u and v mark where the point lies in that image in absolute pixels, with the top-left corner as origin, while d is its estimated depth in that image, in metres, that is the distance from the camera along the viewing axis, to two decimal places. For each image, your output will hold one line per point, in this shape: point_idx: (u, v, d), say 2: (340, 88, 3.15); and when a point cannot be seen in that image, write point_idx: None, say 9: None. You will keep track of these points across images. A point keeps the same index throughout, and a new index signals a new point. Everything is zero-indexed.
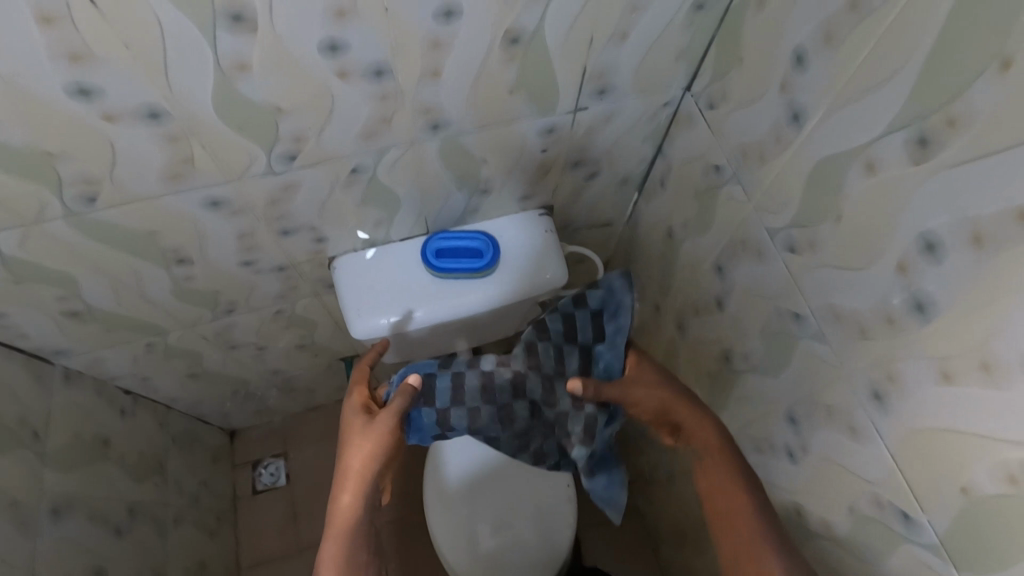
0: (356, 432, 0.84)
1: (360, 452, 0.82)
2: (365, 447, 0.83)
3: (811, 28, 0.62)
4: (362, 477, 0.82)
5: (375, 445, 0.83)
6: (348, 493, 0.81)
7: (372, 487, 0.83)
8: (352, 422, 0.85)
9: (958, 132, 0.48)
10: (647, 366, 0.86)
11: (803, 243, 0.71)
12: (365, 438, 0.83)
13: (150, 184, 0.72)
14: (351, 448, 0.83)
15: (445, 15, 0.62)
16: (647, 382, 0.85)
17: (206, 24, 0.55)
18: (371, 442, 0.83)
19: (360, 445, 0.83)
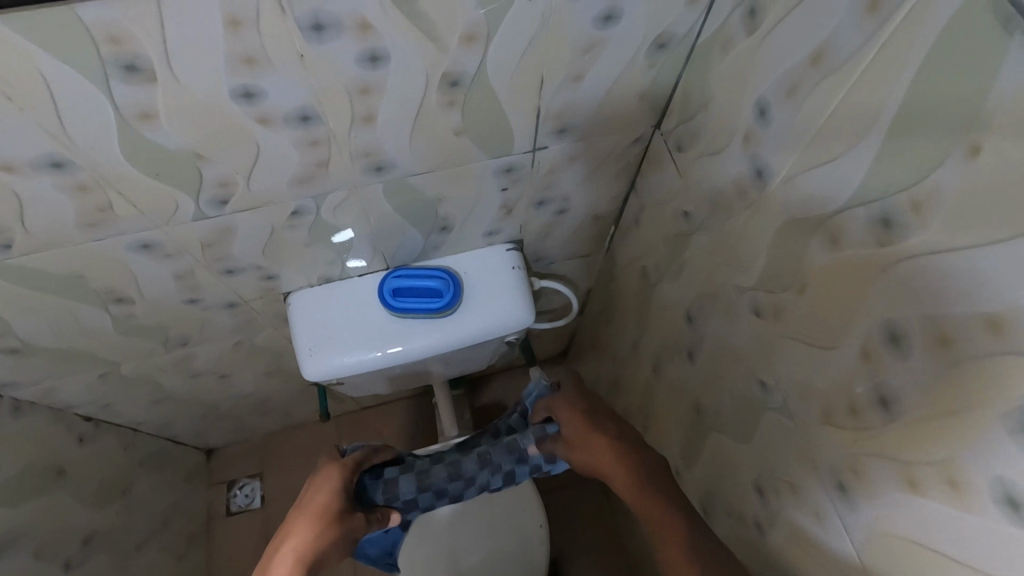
0: (343, 522, 0.81)
1: (336, 547, 0.78)
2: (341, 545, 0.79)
3: (773, 80, 0.55)
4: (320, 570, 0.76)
5: (346, 546, 0.80)
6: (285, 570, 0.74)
7: None
8: (341, 508, 0.81)
9: (923, 218, 0.42)
10: (567, 420, 0.85)
11: (768, 309, 0.65)
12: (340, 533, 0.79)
13: (66, 229, 0.67)
14: (326, 535, 0.78)
15: (370, 61, 0.57)
16: (574, 434, 0.84)
17: (97, 75, 0.50)
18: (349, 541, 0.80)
19: (341, 538, 0.79)
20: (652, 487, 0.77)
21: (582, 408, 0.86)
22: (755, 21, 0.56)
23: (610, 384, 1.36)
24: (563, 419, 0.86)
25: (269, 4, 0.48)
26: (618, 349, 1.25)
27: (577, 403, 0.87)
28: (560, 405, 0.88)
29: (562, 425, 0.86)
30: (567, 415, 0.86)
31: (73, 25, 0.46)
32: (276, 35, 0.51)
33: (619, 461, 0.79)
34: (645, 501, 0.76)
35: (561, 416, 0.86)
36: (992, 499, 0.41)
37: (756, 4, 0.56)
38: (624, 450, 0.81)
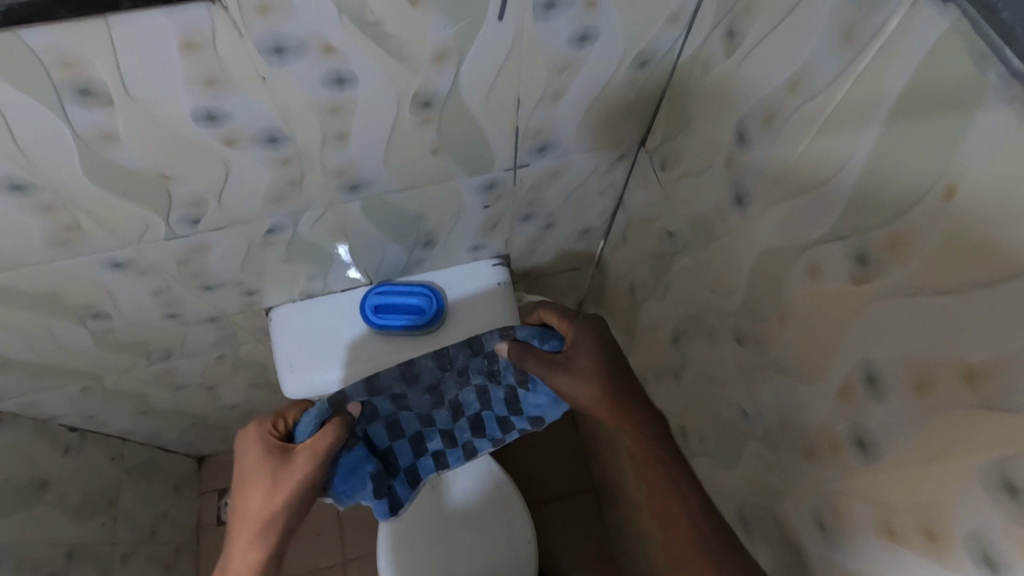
0: (265, 479, 0.69)
1: (270, 504, 0.68)
2: (273, 500, 0.68)
3: (752, 105, 0.53)
4: (270, 536, 0.68)
5: (288, 496, 0.69)
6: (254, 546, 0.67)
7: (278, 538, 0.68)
8: (254, 468, 0.70)
9: (899, 258, 0.40)
10: (590, 390, 0.72)
11: (749, 337, 0.62)
12: (281, 483, 0.69)
13: (35, 249, 0.66)
14: (283, 491, 0.69)
15: (336, 82, 0.56)
16: (598, 402, 0.72)
17: (51, 99, 0.49)
18: (284, 490, 0.69)
19: (268, 496, 0.68)
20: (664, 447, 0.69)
21: (604, 374, 0.73)
22: (734, 43, 0.54)
23: None
24: (580, 371, 0.73)
25: (225, 27, 0.47)
26: None
27: (596, 354, 0.74)
28: (580, 348, 0.75)
29: (578, 384, 0.73)
30: (584, 366, 0.74)
31: (21, 51, 0.44)
32: (234, 57, 0.50)
33: (628, 420, 0.71)
34: (659, 463, 0.68)
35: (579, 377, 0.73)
36: (970, 558, 0.39)
37: (734, 25, 0.54)
38: (641, 407, 0.71)
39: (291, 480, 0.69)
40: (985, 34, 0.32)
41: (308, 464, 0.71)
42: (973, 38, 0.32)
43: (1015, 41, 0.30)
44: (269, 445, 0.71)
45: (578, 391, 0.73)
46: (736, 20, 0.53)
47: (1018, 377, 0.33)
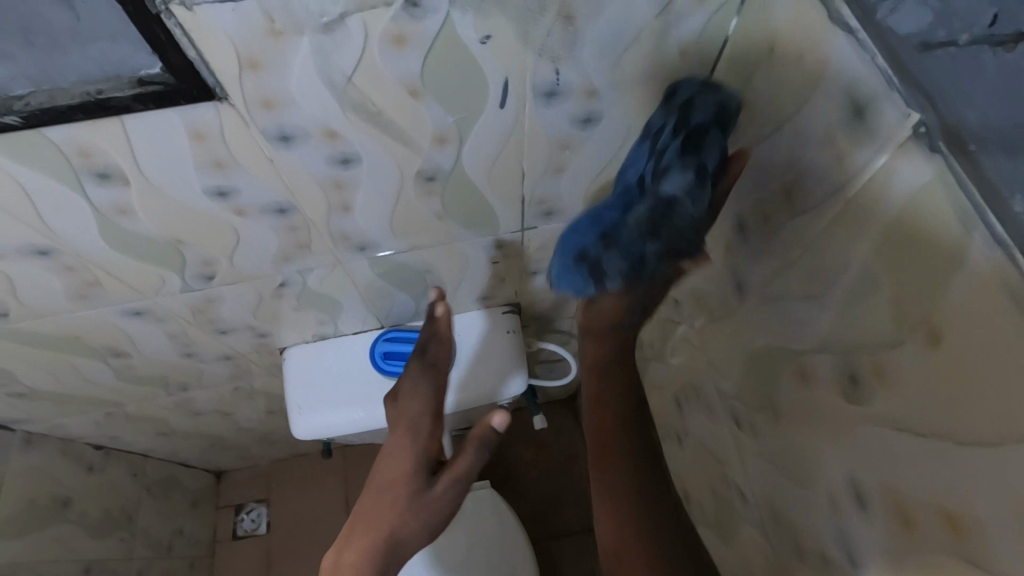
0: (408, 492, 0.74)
1: (400, 531, 0.72)
2: (405, 520, 0.72)
3: (751, 200, 0.53)
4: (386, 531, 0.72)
5: (423, 515, 0.73)
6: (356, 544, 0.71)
7: (382, 541, 0.71)
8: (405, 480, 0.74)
9: (887, 387, 0.39)
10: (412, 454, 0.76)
11: (746, 422, 0.61)
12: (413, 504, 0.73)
13: (60, 301, 0.70)
14: (408, 507, 0.73)
15: (341, 162, 0.57)
16: (430, 441, 0.78)
17: (72, 182, 0.52)
18: (408, 532, 0.73)
19: (405, 518, 0.72)
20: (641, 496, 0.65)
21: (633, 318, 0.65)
22: (735, 134, 0.54)
23: None
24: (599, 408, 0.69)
25: (232, 121, 0.49)
26: None
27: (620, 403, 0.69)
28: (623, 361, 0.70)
29: (450, 481, 0.75)
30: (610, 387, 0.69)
31: (43, 144, 0.47)
32: (243, 144, 0.52)
33: (608, 451, 0.68)
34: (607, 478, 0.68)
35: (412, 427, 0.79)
36: None
37: (737, 117, 0.53)
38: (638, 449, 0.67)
39: (430, 504, 0.74)
40: (968, 191, 0.31)
41: (450, 488, 0.75)
42: (957, 191, 0.31)
43: (1000, 205, 0.29)
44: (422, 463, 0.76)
45: (466, 459, 0.76)
46: (738, 113, 0.53)
47: (1000, 542, 0.32)
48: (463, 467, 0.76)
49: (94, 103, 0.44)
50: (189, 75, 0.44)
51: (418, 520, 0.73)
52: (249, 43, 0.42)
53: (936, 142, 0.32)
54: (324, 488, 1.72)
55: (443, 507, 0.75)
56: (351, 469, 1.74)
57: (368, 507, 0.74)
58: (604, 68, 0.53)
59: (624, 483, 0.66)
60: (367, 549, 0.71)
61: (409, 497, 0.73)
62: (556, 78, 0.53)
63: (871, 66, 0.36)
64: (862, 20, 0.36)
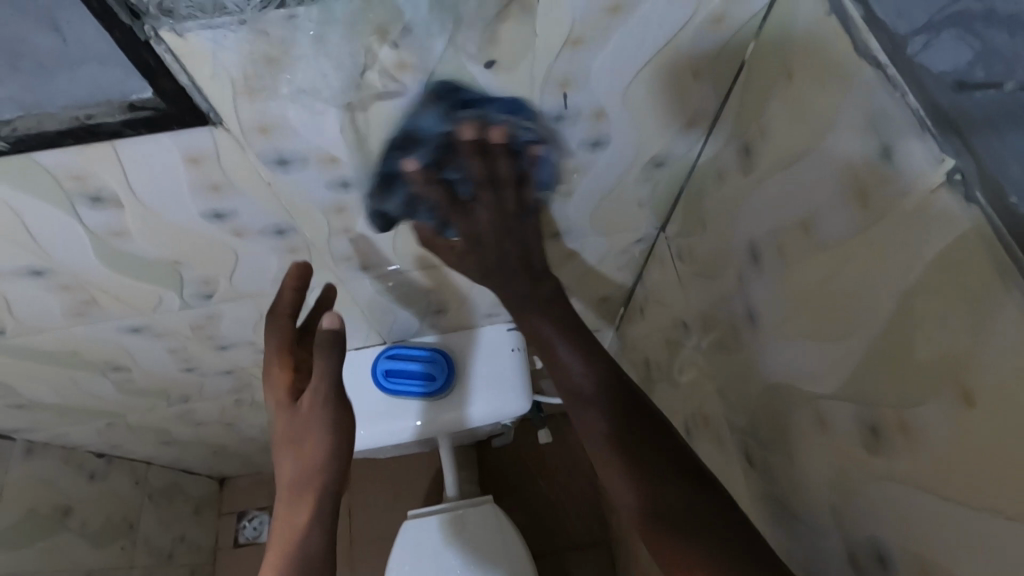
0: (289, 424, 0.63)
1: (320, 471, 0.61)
2: (307, 447, 0.62)
3: (766, 232, 0.50)
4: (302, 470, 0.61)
5: (318, 434, 0.63)
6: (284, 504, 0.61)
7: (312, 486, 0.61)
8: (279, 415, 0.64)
9: (912, 446, 0.37)
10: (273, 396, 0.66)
11: (758, 460, 0.59)
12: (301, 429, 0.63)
13: (57, 318, 0.69)
14: (303, 429, 0.63)
15: (340, 185, 0.56)
16: (281, 372, 0.65)
17: (64, 206, 0.51)
18: (320, 470, 0.61)
19: (306, 447, 0.62)
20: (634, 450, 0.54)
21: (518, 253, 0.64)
22: (750, 162, 0.51)
23: None
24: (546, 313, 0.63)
25: (227, 146, 0.47)
26: None
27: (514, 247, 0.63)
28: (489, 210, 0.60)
29: (313, 396, 0.64)
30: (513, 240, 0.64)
31: (34, 169, 0.46)
32: (240, 168, 0.50)
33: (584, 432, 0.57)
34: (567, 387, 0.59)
35: (267, 366, 0.66)
36: None
37: (751, 143, 0.51)
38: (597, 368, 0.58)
39: (311, 427, 0.63)
40: (1008, 248, 0.29)
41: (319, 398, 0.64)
42: (996, 248, 0.29)
43: None
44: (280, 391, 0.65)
45: (321, 367, 0.64)
46: (753, 141, 0.50)
47: None
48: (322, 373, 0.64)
49: (84, 128, 0.42)
50: (182, 101, 0.42)
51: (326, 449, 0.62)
52: (246, 70, 0.41)
53: (973, 193, 0.30)
54: None
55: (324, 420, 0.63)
56: None
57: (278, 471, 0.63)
58: (614, 93, 0.51)
59: (616, 462, 0.54)
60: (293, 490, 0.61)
61: (289, 432, 0.63)
62: (563, 103, 0.51)
63: (903, 105, 0.33)
64: (891, 54, 0.34)
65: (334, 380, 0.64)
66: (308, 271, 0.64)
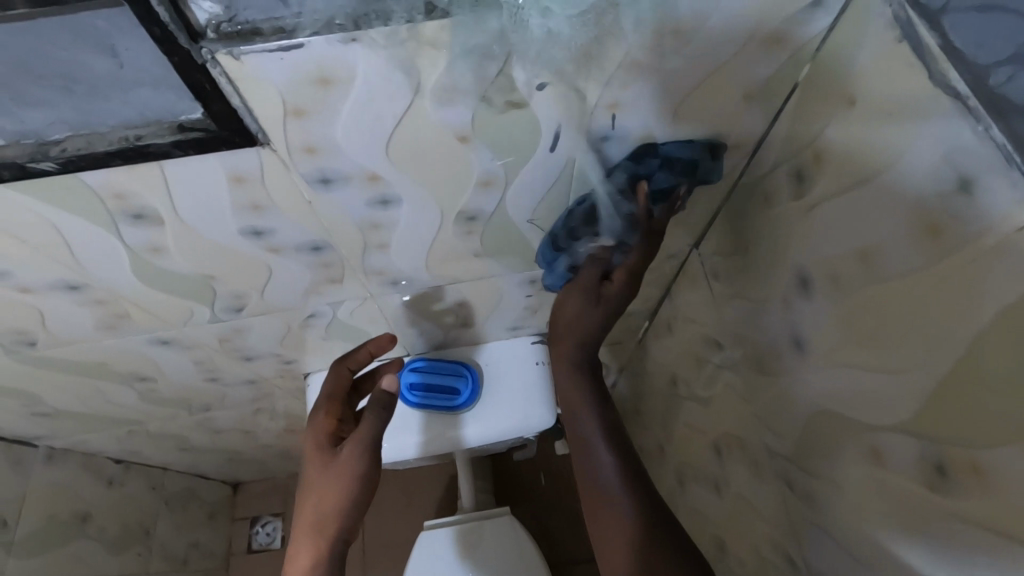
0: (318, 467, 0.70)
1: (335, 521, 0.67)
2: (326, 494, 0.68)
3: (819, 258, 0.49)
4: (322, 515, 0.67)
5: (341, 484, 0.68)
6: (298, 540, 0.67)
7: (329, 534, 0.67)
8: (313, 455, 0.72)
9: (984, 489, 0.35)
10: (314, 434, 0.74)
11: (800, 488, 0.58)
12: (325, 477, 0.69)
13: (88, 331, 0.69)
14: (330, 476, 0.69)
15: (381, 203, 0.55)
16: (329, 417, 0.76)
17: (106, 222, 0.50)
18: (337, 520, 0.67)
19: (325, 490, 0.68)
20: (635, 485, 0.63)
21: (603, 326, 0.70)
22: (801, 186, 0.51)
23: None
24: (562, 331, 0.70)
25: (273, 165, 0.47)
26: (645, 443, 1.18)
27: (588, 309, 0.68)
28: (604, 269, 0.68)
29: (352, 445, 0.70)
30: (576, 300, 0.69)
31: (78, 187, 0.45)
32: (282, 187, 0.50)
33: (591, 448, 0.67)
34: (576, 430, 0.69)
35: (315, 412, 0.77)
36: None
37: (803, 168, 0.50)
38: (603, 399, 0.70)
39: (337, 475, 0.69)
40: None
41: (354, 453, 0.70)
42: None
43: None
44: (323, 434, 0.74)
45: (366, 423, 0.71)
46: (805, 164, 0.49)
47: None
48: (365, 428, 0.71)
49: (133, 149, 0.42)
50: (233, 122, 0.41)
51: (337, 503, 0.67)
52: (300, 93, 0.40)
53: None
54: None
55: (350, 471, 0.69)
56: None
57: (302, 507, 0.69)
58: (662, 115, 0.50)
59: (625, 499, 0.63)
60: (307, 532, 0.67)
61: (319, 472, 0.69)
62: (612, 123, 0.50)
63: (985, 138, 0.33)
64: (972, 84, 0.33)
65: (372, 438, 0.71)
66: (389, 342, 0.79)
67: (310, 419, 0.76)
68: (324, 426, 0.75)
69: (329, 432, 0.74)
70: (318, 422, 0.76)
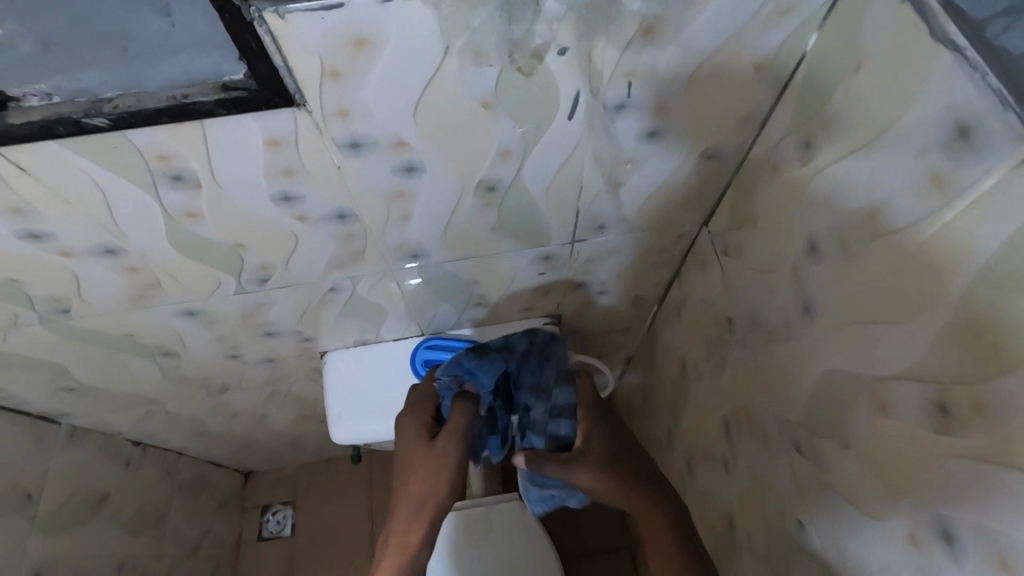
0: (416, 457, 0.76)
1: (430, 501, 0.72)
2: (426, 476, 0.73)
3: (828, 221, 0.51)
4: (424, 498, 0.72)
5: (438, 470, 0.74)
6: (398, 520, 0.72)
7: (428, 516, 0.71)
8: (410, 445, 0.78)
9: (986, 423, 0.38)
10: (414, 426, 0.80)
11: (809, 451, 0.59)
12: (425, 462, 0.75)
13: (119, 300, 0.71)
14: (433, 462, 0.74)
15: (406, 170, 0.57)
16: (422, 412, 0.82)
17: (147, 184, 0.53)
18: (434, 496, 0.72)
19: (428, 478, 0.73)
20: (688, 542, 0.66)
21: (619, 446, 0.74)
22: (809, 153, 0.53)
23: None
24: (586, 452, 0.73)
25: (307, 129, 0.50)
26: (652, 430, 1.19)
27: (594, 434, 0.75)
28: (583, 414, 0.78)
29: (448, 436, 0.76)
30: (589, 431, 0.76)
31: (125, 146, 0.48)
32: (314, 152, 0.53)
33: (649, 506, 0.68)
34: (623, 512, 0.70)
35: (411, 412, 0.82)
36: None
37: (811, 136, 0.52)
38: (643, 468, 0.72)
39: (441, 462, 0.74)
40: None
41: (451, 444, 0.75)
42: None
43: None
44: (419, 429, 0.79)
45: (457, 416, 0.78)
46: (814, 132, 0.52)
47: None
48: (458, 421, 0.77)
49: (179, 106, 0.44)
50: (274, 82, 0.44)
51: (438, 488, 0.72)
52: (337, 55, 0.43)
53: None
54: (350, 494, 1.73)
55: (450, 459, 0.75)
56: (377, 477, 1.74)
57: (400, 493, 0.74)
58: (675, 85, 0.53)
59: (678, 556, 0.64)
60: (410, 513, 0.72)
61: (425, 460, 0.75)
62: (627, 93, 0.53)
63: (983, 87, 0.35)
64: (971, 38, 0.35)
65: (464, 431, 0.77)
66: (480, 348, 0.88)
67: (404, 415, 0.82)
68: (424, 418, 0.81)
69: (425, 425, 0.80)
70: (410, 417, 0.82)
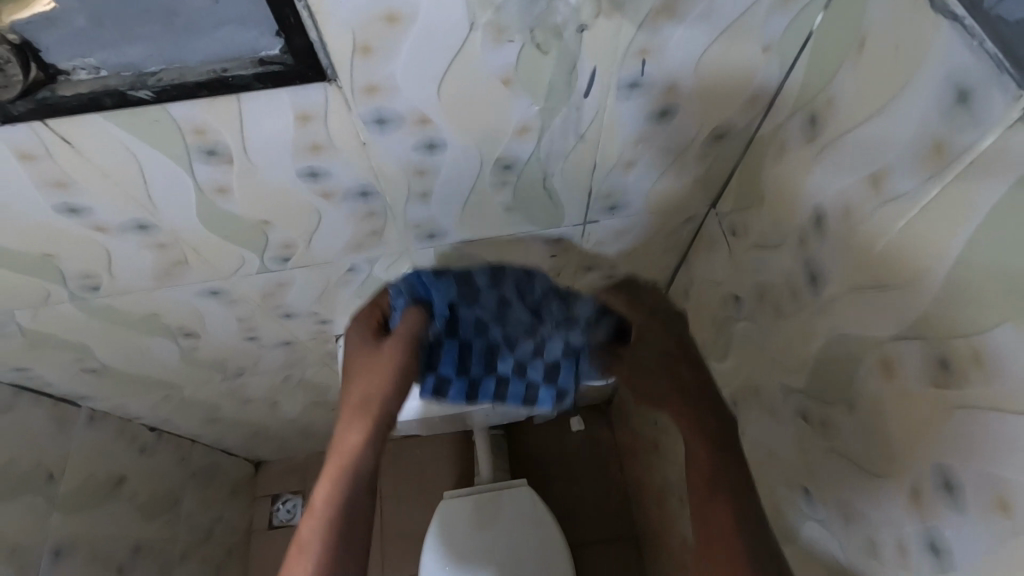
0: (363, 359, 0.82)
1: (387, 396, 0.76)
2: (374, 377, 0.78)
3: (833, 192, 0.53)
4: (374, 409, 0.74)
5: (385, 372, 0.79)
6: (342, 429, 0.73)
7: (376, 428, 0.73)
8: (357, 351, 0.84)
9: (985, 373, 0.40)
10: (357, 332, 0.86)
11: (815, 418, 0.62)
12: (373, 368, 0.80)
13: (147, 278, 0.74)
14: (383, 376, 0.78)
15: (427, 147, 0.60)
16: (369, 319, 0.87)
17: (183, 158, 0.55)
18: (381, 395, 0.76)
19: (379, 376, 0.78)
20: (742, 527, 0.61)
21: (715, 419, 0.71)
22: (815, 128, 0.55)
23: (648, 448, 1.31)
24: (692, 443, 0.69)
25: (336, 103, 0.52)
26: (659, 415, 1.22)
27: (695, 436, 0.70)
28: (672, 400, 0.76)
29: (395, 343, 0.82)
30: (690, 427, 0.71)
31: (164, 119, 0.50)
32: (341, 127, 0.55)
33: (709, 499, 0.63)
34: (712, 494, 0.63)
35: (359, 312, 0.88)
36: None
37: (817, 112, 0.54)
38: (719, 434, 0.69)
39: (383, 362, 0.80)
40: None
41: (397, 351, 0.81)
42: None
43: None
44: (365, 332, 0.86)
45: (406, 323, 0.83)
46: (820, 108, 0.54)
47: None
48: (406, 328, 0.83)
49: (219, 80, 0.47)
50: (308, 57, 0.47)
51: (394, 392, 0.76)
52: (369, 30, 0.46)
53: None
54: None
55: (394, 362, 0.80)
56: None
57: (338, 443, 0.72)
58: (685, 64, 0.55)
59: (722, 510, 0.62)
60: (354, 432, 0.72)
61: (365, 364, 0.81)
62: (640, 71, 0.55)
63: (980, 52, 0.37)
64: (969, 7, 0.37)
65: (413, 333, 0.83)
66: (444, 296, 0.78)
67: (354, 320, 0.87)
68: (370, 322, 0.87)
69: (370, 328, 0.86)
70: (359, 323, 0.87)
